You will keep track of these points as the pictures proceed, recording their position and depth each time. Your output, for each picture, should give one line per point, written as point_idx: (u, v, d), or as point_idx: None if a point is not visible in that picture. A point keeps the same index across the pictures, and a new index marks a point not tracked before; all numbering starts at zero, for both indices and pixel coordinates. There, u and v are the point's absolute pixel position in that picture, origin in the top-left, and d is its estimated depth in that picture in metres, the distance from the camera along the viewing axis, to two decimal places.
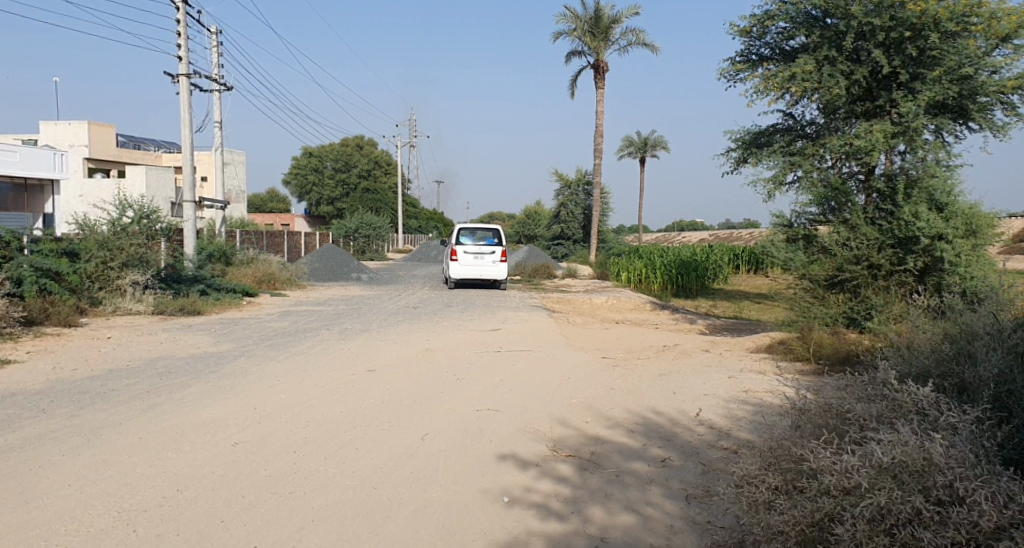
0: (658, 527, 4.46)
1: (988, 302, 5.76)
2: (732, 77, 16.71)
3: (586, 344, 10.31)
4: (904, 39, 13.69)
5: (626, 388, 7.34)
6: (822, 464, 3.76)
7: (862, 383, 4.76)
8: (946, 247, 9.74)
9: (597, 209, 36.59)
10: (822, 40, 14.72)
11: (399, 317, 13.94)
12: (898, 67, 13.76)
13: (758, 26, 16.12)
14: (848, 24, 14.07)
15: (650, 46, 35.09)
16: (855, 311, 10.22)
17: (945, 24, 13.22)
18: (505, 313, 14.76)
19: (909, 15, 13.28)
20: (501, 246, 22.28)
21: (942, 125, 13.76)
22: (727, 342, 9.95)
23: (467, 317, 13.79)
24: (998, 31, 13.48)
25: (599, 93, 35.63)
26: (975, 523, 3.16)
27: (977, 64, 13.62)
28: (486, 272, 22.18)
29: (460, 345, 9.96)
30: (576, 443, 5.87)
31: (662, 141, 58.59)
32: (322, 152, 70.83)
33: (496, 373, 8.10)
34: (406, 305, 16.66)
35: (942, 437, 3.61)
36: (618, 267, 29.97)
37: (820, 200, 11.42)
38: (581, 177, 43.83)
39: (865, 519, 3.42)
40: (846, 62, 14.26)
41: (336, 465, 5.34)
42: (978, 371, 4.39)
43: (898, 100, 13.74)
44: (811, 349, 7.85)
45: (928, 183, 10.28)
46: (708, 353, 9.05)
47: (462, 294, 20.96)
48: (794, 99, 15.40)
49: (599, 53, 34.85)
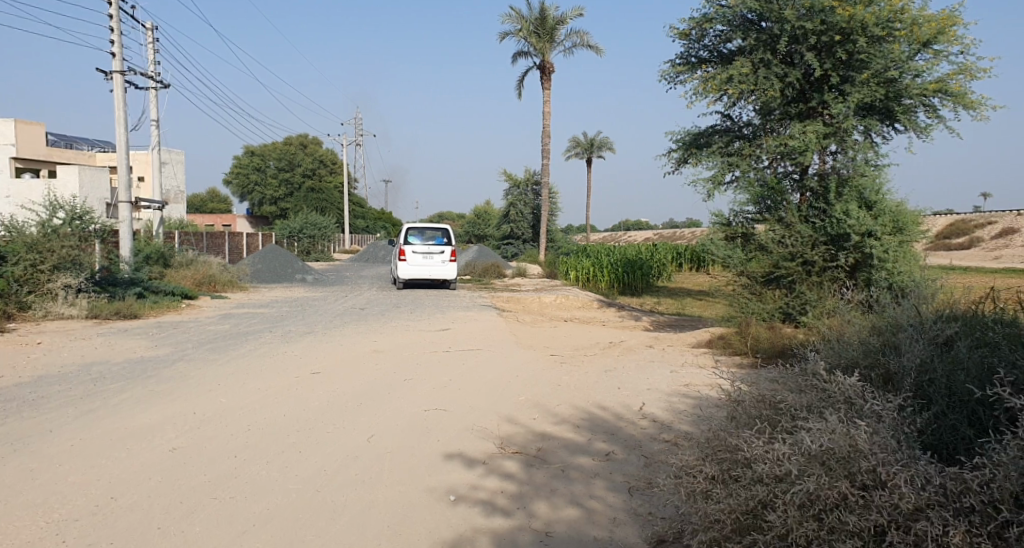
0: (601, 520, 4.65)
1: (912, 296, 6.01)
2: (672, 79, 16.95)
3: (534, 342, 10.34)
4: (835, 43, 14.16)
5: (573, 384, 7.37)
6: (755, 454, 4.13)
7: (795, 373, 4.97)
8: (875, 243, 10.19)
9: (546, 209, 36.84)
10: (758, 43, 15.11)
11: (345, 318, 13.74)
12: (829, 70, 14.26)
13: (697, 29, 16.44)
14: (782, 27, 14.52)
15: (594, 48, 35.54)
16: (791, 307, 10.50)
17: (871, 29, 13.72)
18: (451, 312, 14.69)
19: (838, 20, 13.72)
20: (450, 246, 22.18)
21: (870, 127, 14.28)
22: (670, 338, 10.12)
23: (414, 316, 13.65)
24: (919, 37, 13.96)
25: (545, 93, 35.89)
26: (896, 504, 3.60)
27: (902, 67, 14.16)
28: (434, 272, 22.04)
29: (408, 344, 9.87)
30: (523, 439, 5.88)
31: (607, 142, 59.68)
32: (264, 151, 69.29)
33: (444, 372, 8.03)
34: (351, 307, 16.47)
35: (866, 424, 4.00)
36: (566, 267, 30.25)
37: (757, 198, 11.73)
38: (529, 177, 44.04)
39: (797, 504, 3.83)
40: (780, 65, 14.76)
41: (280, 468, 5.25)
42: (903, 361, 4.69)
43: (829, 101, 14.28)
44: (749, 344, 8.04)
45: (858, 182, 10.72)
46: (652, 349, 9.20)
47: (409, 294, 20.83)
48: (732, 100, 15.81)
49: (544, 53, 35.12)
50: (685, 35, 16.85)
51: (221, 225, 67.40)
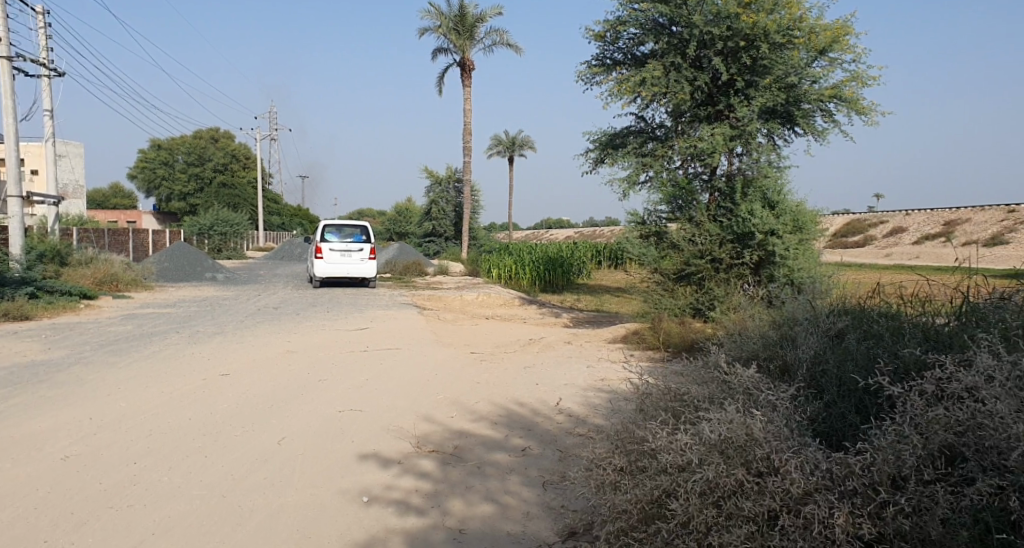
0: (515, 515, 4.69)
1: (808, 292, 6.36)
2: (588, 80, 17.26)
3: (454, 340, 10.32)
4: (739, 49, 14.81)
5: (491, 381, 7.40)
6: (659, 445, 4.27)
7: (700, 366, 5.17)
8: (777, 242, 10.67)
9: (468, 207, 36.92)
10: (668, 47, 15.59)
11: (258, 318, 13.30)
12: (735, 75, 14.98)
13: (611, 31, 16.77)
14: (691, 32, 14.96)
15: (514, 46, 35.85)
16: (701, 302, 10.97)
17: (773, 35, 14.47)
18: (369, 311, 14.46)
19: (743, 26, 14.40)
20: (370, 243, 21.83)
21: (773, 130, 15.01)
22: (588, 334, 10.33)
23: (331, 315, 13.36)
24: (817, 45, 14.82)
25: (466, 91, 35.89)
26: (787, 490, 3.81)
27: (801, 74, 14.91)
28: (353, 270, 21.67)
29: (325, 344, 9.65)
30: (440, 437, 5.86)
31: (528, 141, 60.36)
32: (172, 145, 66.20)
33: (361, 372, 7.90)
34: (265, 306, 15.96)
35: (761, 414, 4.21)
36: (489, 264, 30.38)
37: (669, 198, 12.07)
38: (451, 174, 43.90)
39: (698, 492, 3.99)
40: (690, 68, 15.30)
41: (184, 474, 5.03)
42: (798, 353, 4.95)
43: (735, 105, 14.91)
44: (661, 338, 8.30)
45: (761, 183, 11.24)
46: (570, 345, 9.36)
47: (326, 293, 20.37)
48: (645, 102, 16.24)
49: (464, 51, 35.14)
50: (600, 37, 17.17)
51: (126, 221, 63.81)
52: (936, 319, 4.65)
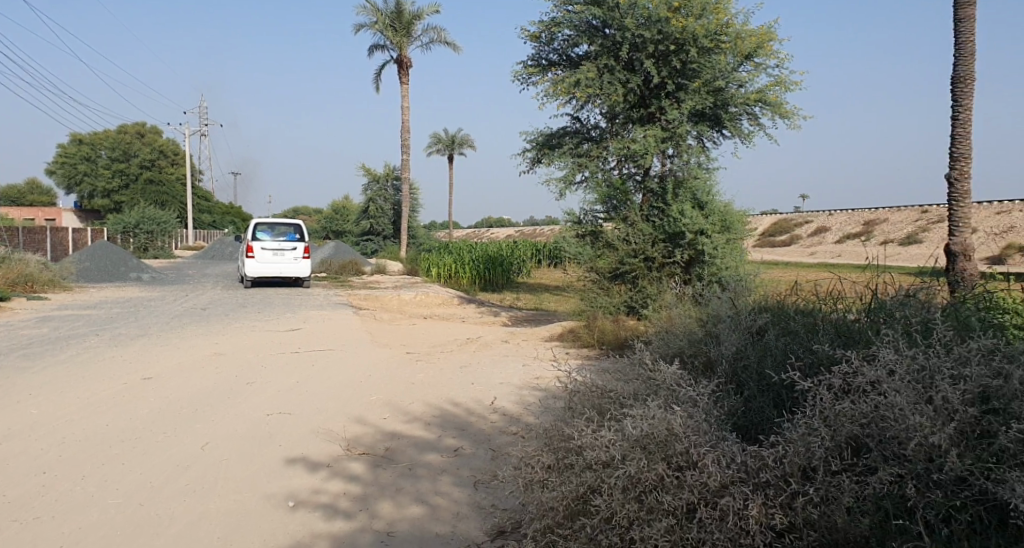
0: (445, 516, 4.68)
1: (732, 289, 6.56)
2: (524, 80, 17.32)
3: (391, 340, 10.23)
4: (669, 53, 15.00)
5: (426, 382, 7.37)
6: (585, 441, 4.33)
7: (628, 363, 5.26)
8: (706, 241, 10.97)
9: (407, 205, 36.70)
10: (602, 49, 15.78)
11: (184, 319, 12.86)
12: (666, 78, 15.11)
13: (546, 32, 16.88)
14: (624, 35, 15.25)
15: (451, 44, 35.81)
16: (634, 301, 11.21)
17: (701, 40, 14.81)
18: (302, 312, 14.18)
19: (672, 30, 14.71)
20: (302, 243, 21.50)
21: (703, 132, 15.38)
22: (525, 333, 10.41)
23: (263, 316, 13.05)
24: (742, 49, 15.27)
25: (404, 88, 35.64)
26: (704, 483, 3.92)
27: (728, 78, 15.36)
28: (286, 270, 21.24)
29: (256, 346, 9.41)
30: (371, 439, 5.80)
31: (468, 139, 60.44)
32: (94, 140, 63.44)
33: (292, 374, 7.74)
34: (193, 307, 15.45)
35: (682, 409, 4.32)
36: (428, 263, 30.25)
37: (604, 198, 12.23)
38: (389, 172, 43.44)
39: (620, 487, 4.06)
40: (623, 71, 15.55)
41: (98, 483, 4.83)
42: (721, 349, 5.10)
43: (666, 107, 15.27)
44: (595, 336, 8.43)
45: (691, 184, 11.55)
46: (506, 344, 9.41)
47: (258, 293, 19.85)
48: (580, 103, 16.42)
49: (401, 48, 34.90)
50: (536, 38, 17.25)
51: (46, 219, 60.71)
52: (847, 314, 4.86)
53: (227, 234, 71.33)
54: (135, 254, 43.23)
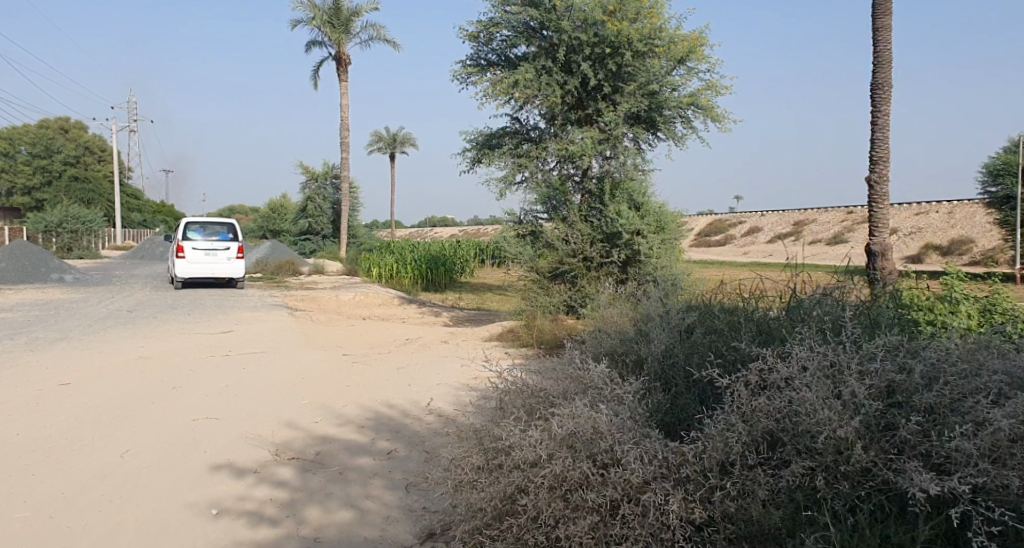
0: (374, 520, 4.62)
1: (663, 288, 6.68)
2: (462, 80, 17.23)
3: (328, 341, 10.09)
4: (605, 55, 15.29)
5: (362, 383, 7.29)
6: (513, 441, 4.34)
7: (559, 362, 5.30)
8: (642, 241, 11.20)
9: (347, 203, 36.32)
10: (539, 51, 15.88)
11: (108, 322, 12.36)
12: (602, 80, 15.43)
13: (484, 32, 16.70)
14: (560, 37, 15.37)
15: (391, 42, 35.61)
16: (574, 300, 11.35)
17: (636, 44, 15.05)
18: (235, 314, 13.82)
19: (608, 34, 14.93)
20: (236, 242, 21.03)
21: (638, 135, 15.66)
22: (464, 333, 10.42)
23: (193, 319, 12.67)
24: (676, 54, 15.36)
25: (343, 85, 35.23)
26: (628, 480, 3.98)
27: (661, 81, 15.46)
28: (219, 270, 20.74)
29: (185, 350, 9.14)
30: (302, 444, 5.70)
31: (410, 138, 60.21)
32: (13, 135, 60.47)
33: (222, 378, 7.55)
34: (119, 309, 14.89)
35: (609, 408, 4.39)
36: (369, 263, 30.01)
37: (544, 199, 12.47)
38: (328, 170, 42.75)
39: (547, 486, 4.08)
40: (560, 72, 15.63)
41: (5, 496, 4.61)
42: (651, 347, 5.20)
43: (603, 110, 15.49)
44: (534, 336, 8.51)
45: (628, 186, 11.79)
46: (446, 344, 9.42)
47: (189, 295, 19.25)
48: (519, 103, 16.43)
49: (340, 45, 34.51)
50: (474, 37, 17.06)
51: None
52: (768, 312, 5.01)
53: (161, 232, 69.03)
54: (57, 255, 41.41)
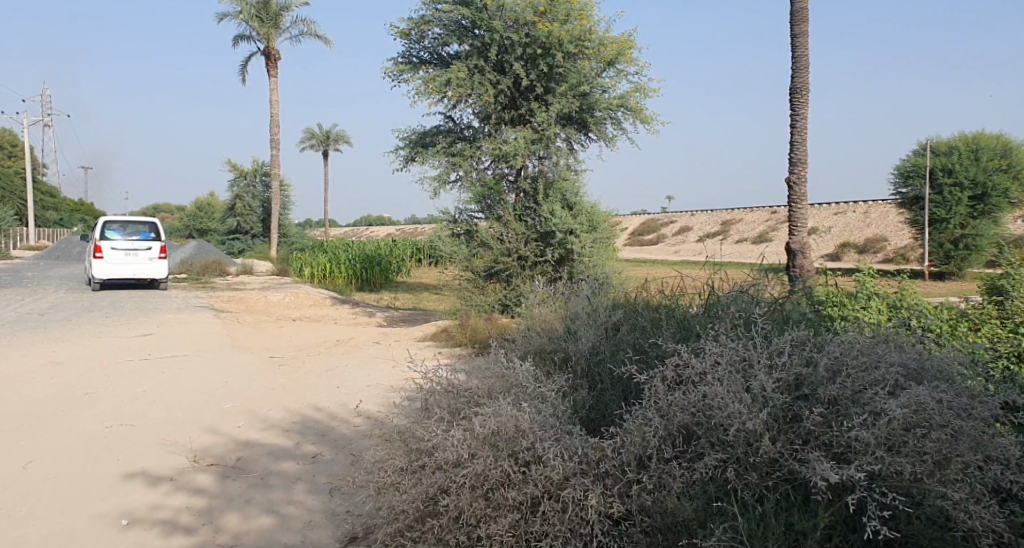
0: (295, 525, 4.52)
1: (590, 286, 6.79)
2: (394, 77, 17.01)
3: (256, 344, 9.86)
4: (537, 56, 15.41)
5: (289, 386, 7.15)
6: (435, 441, 4.31)
7: (487, 361, 5.31)
8: (575, 241, 11.37)
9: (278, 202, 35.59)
10: (472, 50, 15.95)
11: (15, 327, 11.72)
12: (534, 80, 15.51)
13: (416, 30, 16.48)
14: (492, 36, 15.48)
15: (323, 38, 35.10)
16: (509, 299, 11.54)
17: (566, 45, 15.21)
18: (157, 316, 13.34)
19: (539, 34, 15.07)
20: (159, 241, 20.34)
21: (571, 136, 15.81)
22: (398, 333, 10.35)
23: (110, 322, 12.14)
24: (605, 56, 15.59)
25: (272, 81, 34.48)
26: (548, 476, 4.01)
27: (592, 83, 15.73)
28: (141, 271, 20.03)
29: (101, 354, 8.77)
30: (223, 449, 5.54)
31: (343, 136, 59.50)
32: None
33: (140, 383, 7.28)
34: (31, 313, 14.15)
35: (531, 406, 4.42)
36: (301, 262, 29.45)
37: (479, 198, 12.45)
38: (257, 167, 41.66)
39: (468, 485, 4.07)
40: (493, 72, 15.74)
41: None
42: (578, 345, 5.26)
43: (535, 110, 15.61)
44: (468, 335, 8.53)
45: (561, 185, 11.91)
46: (378, 345, 9.34)
47: (109, 297, 18.43)
48: (452, 102, 16.37)
49: (269, 39, 33.81)
50: (406, 35, 16.83)
51: None
52: (689, 309, 5.16)
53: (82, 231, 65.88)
54: None
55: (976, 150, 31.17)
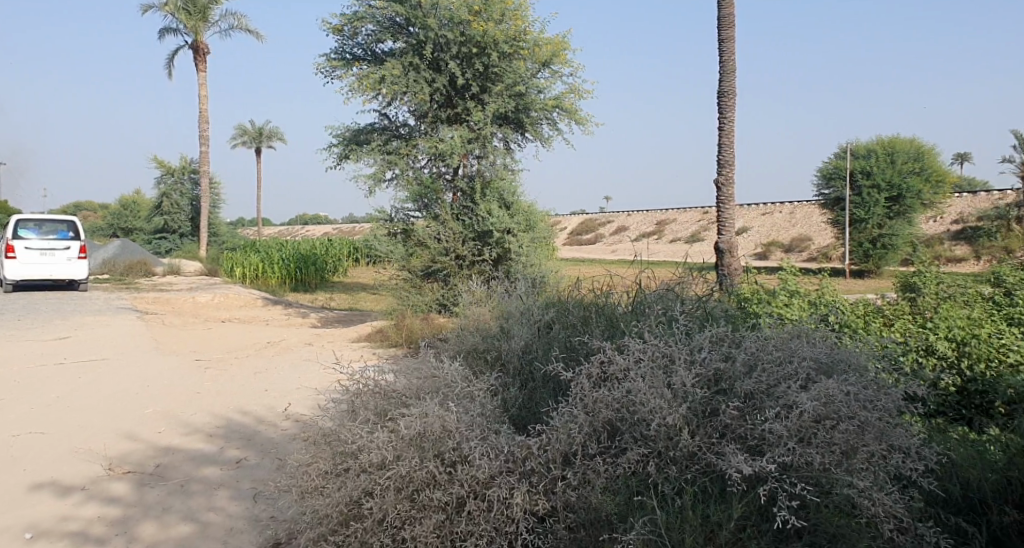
0: (216, 532, 4.38)
1: (523, 284, 6.83)
2: (328, 73, 16.67)
3: (181, 346, 9.55)
4: (472, 55, 15.42)
5: (214, 390, 6.95)
6: (360, 444, 4.25)
7: (418, 361, 5.26)
8: (513, 240, 11.43)
9: (207, 200, 34.60)
10: (407, 47, 15.78)
11: None
12: (470, 79, 15.53)
13: (348, 25, 16.19)
14: (427, 34, 15.39)
15: (253, 32, 34.32)
16: (445, 299, 11.62)
17: (501, 45, 15.26)
18: (74, 318, 12.76)
19: (474, 33, 15.08)
20: (78, 241, 19.53)
21: (507, 135, 15.85)
22: (332, 334, 10.19)
23: (21, 326, 11.54)
24: (540, 57, 15.71)
25: (200, 76, 33.46)
26: (473, 476, 4.00)
27: (528, 83, 15.81)
28: (57, 271, 19.21)
29: (10, 360, 8.33)
30: (141, 456, 5.34)
31: (276, 132, 58.21)
32: None
33: (53, 389, 6.95)
34: None
35: (459, 406, 4.40)
36: (232, 262, 28.68)
37: (416, 197, 12.28)
38: (185, 164, 40.36)
39: (393, 488, 4.03)
40: (427, 70, 15.65)
41: None
42: (511, 344, 5.27)
43: (471, 109, 15.61)
44: (404, 335, 8.46)
45: (498, 185, 11.93)
46: (310, 346, 9.18)
47: (22, 299, 17.53)
48: (387, 100, 16.17)
49: (197, 33, 32.84)
50: (338, 30, 16.46)
51: None
52: (617, 307, 5.24)
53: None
54: None
55: (892, 154, 32.77)
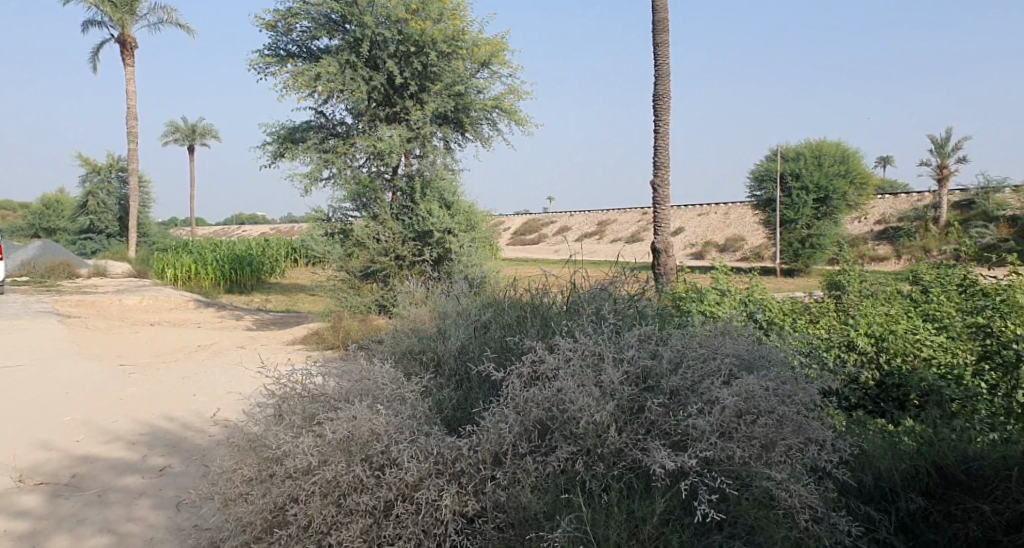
0: (134, 542, 4.20)
1: (462, 284, 6.83)
2: (262, 70, 16.30)
3: (105, 351, 9.20)
4: (410, 54, 15.34)
5: (139, 396, 6.72)
6: (287, 449, 4.17)
7: (351, 362, 5.19)
8: (453, 240, 11.45)
9: (136, 199, 33.44)
10: (344, 45, 15.54)
11: None
12: (408, 79, 15.45)
13: (282, 21, 15.85)
14: (364, 32, 15.22)
15: (183, 27, 33.35)
16: (385, 300, 11.40)
17: (439, 44, 15.22)
18: None
19: (412, 32, 15.00)
20: None
21: (447, 135, 15.85)
22: (267, 337, 9.98)
23: None
24: (479, 57, 15.74)
25: (128, 70, 32.28)
26: (401, 479, 3.96)
27: (467, 83, 15.83)
28: None
29: None
30: (55, 467, 5.12)
31: (209, 129, 56.55)
32: None
33: None
34: None
35: (389, 409, 4.35)
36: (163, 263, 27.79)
37: (354, 195, 12.20)
38: (112, 162, 38.86)
39: (319, 493, 3.96)
40: (365, 68, 15.47)
41: None
42: (446, 345, 5.25)
43: (410, 108, 15.53)
44: (341, 338, 8.37)
45: (438, 185, 11.93)
46: (241, 349, 8.98)
47: None
48: (323, 98, 15.92)
49: (124, 26, 31.69)
50: (272, 26, 16.12)
51: None
52: (552, 307, 5.27)
53: None
54: None
55: (821, 156, 34.03)
